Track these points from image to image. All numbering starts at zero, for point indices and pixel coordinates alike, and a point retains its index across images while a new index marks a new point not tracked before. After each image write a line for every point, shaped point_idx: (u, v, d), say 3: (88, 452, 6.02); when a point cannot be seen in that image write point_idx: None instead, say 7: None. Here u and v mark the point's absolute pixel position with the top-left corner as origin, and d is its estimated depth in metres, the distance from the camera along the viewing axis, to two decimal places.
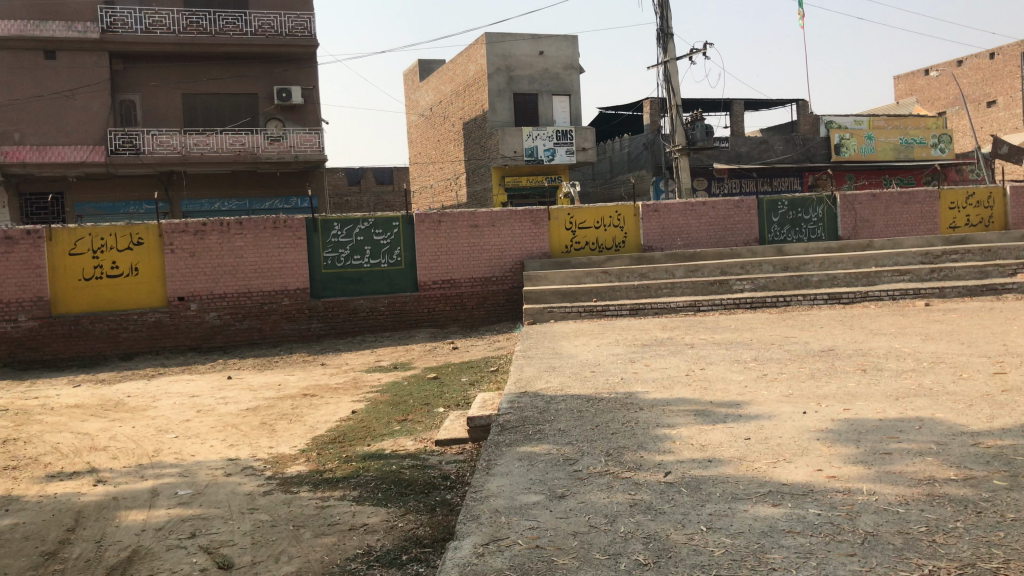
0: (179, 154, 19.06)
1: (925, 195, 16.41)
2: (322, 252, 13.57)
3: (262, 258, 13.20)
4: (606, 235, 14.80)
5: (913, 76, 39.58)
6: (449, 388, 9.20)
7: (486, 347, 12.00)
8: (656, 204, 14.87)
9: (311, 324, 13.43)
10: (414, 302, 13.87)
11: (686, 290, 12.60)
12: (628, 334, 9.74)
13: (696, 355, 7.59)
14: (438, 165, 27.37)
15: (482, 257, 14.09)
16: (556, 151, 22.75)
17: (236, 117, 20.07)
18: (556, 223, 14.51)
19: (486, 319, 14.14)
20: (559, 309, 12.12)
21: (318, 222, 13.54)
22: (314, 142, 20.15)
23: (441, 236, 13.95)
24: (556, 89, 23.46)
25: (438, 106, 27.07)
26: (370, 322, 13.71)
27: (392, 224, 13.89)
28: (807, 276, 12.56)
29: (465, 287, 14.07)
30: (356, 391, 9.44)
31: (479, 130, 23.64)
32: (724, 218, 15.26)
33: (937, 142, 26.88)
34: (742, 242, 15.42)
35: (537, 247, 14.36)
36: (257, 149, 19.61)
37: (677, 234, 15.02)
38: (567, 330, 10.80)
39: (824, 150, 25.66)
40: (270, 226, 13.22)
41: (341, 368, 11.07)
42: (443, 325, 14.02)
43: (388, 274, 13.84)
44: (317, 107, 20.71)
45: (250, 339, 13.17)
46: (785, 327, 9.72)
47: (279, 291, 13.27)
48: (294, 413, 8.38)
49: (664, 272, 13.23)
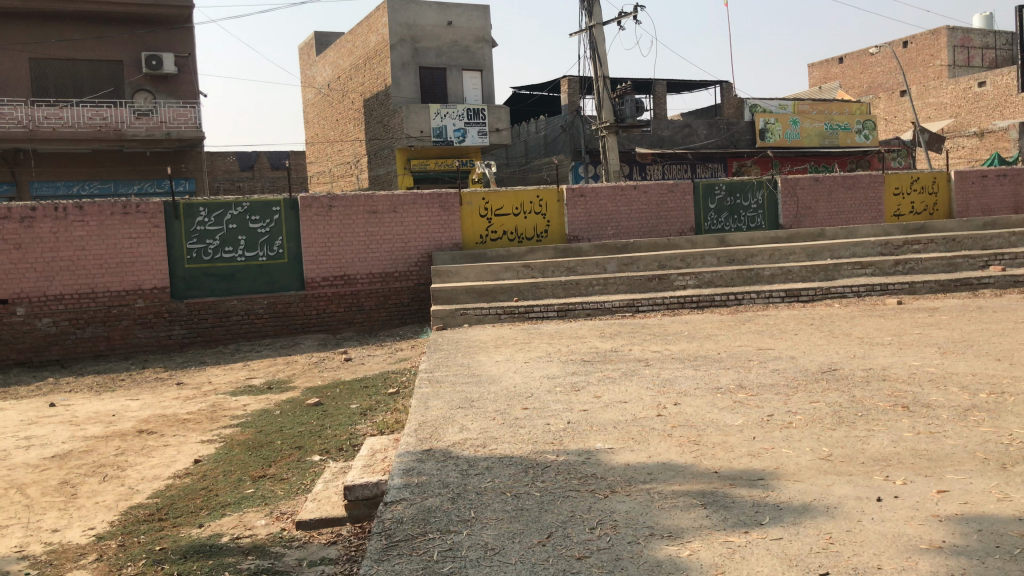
0: (25, 129, 16.27)
1: (869, 180, 15.06)
2: (186, 243, 11.24)
3: (109, 250, 10.79)
4: (526, 223, 12.88)
5: (827, 64, 38.95)
6: (333, 418, 7.10)
7: (386, 359, 9.93)
8: (582, 188, 13.02)
9: (172, 331, 11.09)
10: (300, 303, 11.66)
11: (622, 287, 10.80)
12: (560, 345, 7.82)
13: (660, 380, 5.70)
14: (338, 147, 24.97)
15: (381, 248, 11.99)
16: (467, 131, 20.68)
17: (97, 87, 17.36)
18: (468, 209, 12.50)
19: (386, 323, 12.05)
20: (474, 310, 10.15)
21: (180, 205, 11.19)
22: (190, 117, 17.61)
23: (332, 225, 11.77)
24: (465, 64, 21.45)
25: (336, 82, 24.65)
26: (246, 327, 11.45)
27: (272, 209, 11.64)
28: (759, 268, 10.92)
29: (362, 284, 11.93)
30: (211, 425, 7.24)
31: (382, 108, 21.39)
32: (657, 204, 13.54)
33: (861, 128, 25.92)
34: (677, 232, 13.74)
35: (446, 237, 12.34)
36: (122, 124, 16.94)
37: (606, 222, 13.20)
38: (484, 338, 8.82)
39: (748, 135, 24.39)
40: (118, 211, 10.82)
41: (202, 391, 8.84)
42: (336, 329, 11.85)
43: (269, 269, 11.61)
44: (193, 77, 18.19)
45: (94, 351, 10.72)
46: (752, 333, 7.99)
47: (131, 291, 10.89)
48: (115, 461, 6.15)
49: (594, 265, 11.39)
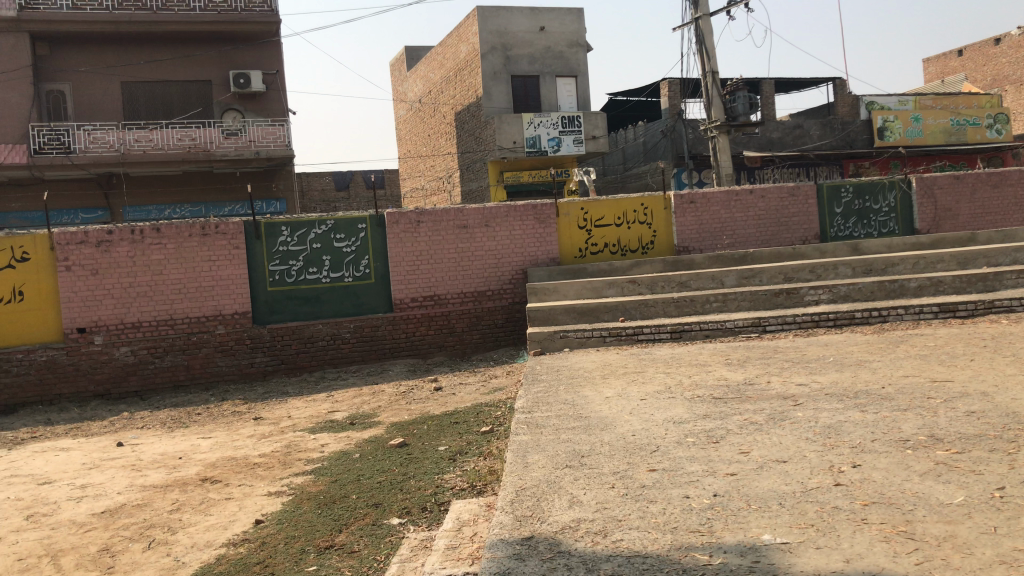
0: (117, 152, 16.02)
1: (1019, 176, 13.31)
2: (267, 264, 10.54)
3: (188, 274, 10.18)
4: (630, 233, 11.73)
5: (945, 58, 36.30)
6: (419, 464, 6.13)
7: (480, 388, 8.96)
8: (692, 194, 11.81)
9: (254, 358, 10.39)
10: (388, 326, 10.82)
11: (744, 303, 9.56)
12: (682, 376, 6.68)
13: (820, 429, 4.51)
14: (430, 163, 24.34)
15: (474, 266, 11.06)
16: (562, 140, 19.67)
17: (186, 108, 17.10)
18: (567, 220, 11.47)
19: (480, 346, 11.11)
20: (576, 332, 9.09)
21: (261, 224, 10.51)
22: (279, 135, 17.16)
23: (421, 241, 10.91)
24: (560, 70, 20.46)
25: (427, 96, 24.04)
26: (331, 353, 10.67)
27: (358, 226, 10.85)
28: (904, 279, 9.52)
29: (454, 305, 11.03)
30: (282, 471, 6.38)
31: (473, 120, 20.60)
32: (776, 210, 12.21)
33: (994, 122, 23.53)
34: (800, 240, 12.37)
35: (544, 253, 11.33)
36: (211, 145, 16.55)
37: (720, 231, 11.95)
38: (591, 366, 7.74)
39: (866, 134, 22.62)
40: (197, 233, 10.20)
41: (280, 428, 8.03)
42: (427, 354, 10.96)
43: (354, 291, 10.82)
44: (282, 94, 17.76)
45: (174, 381, 10.10)
46: (914, 359, 6.66)
47: (211, 317, 10.24)
48: (167, 521, 5.31)
49: (710, 280, 10.18)
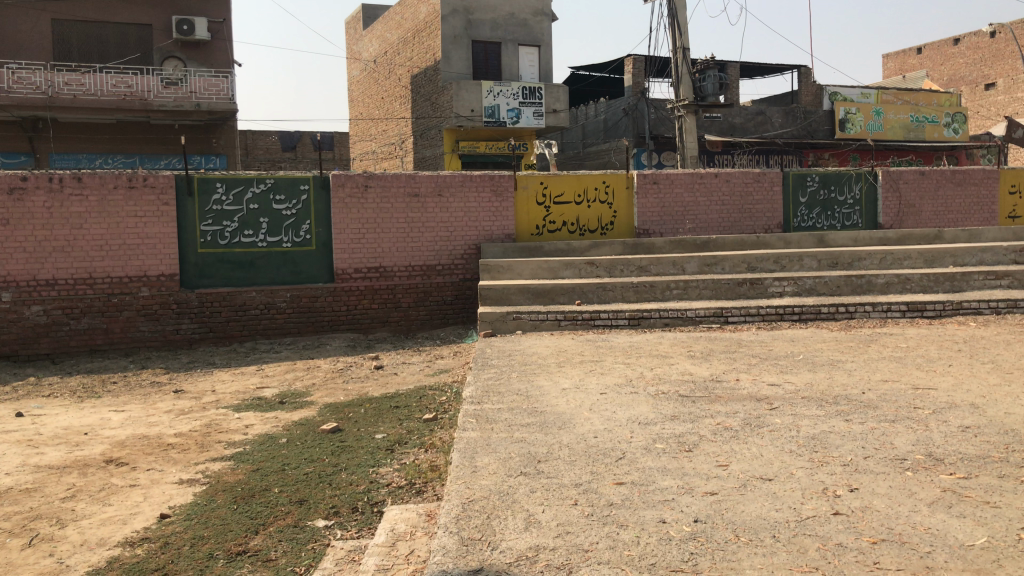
0: (44, 95, 14.92)
1: (983, 176, 13.09)
2: (199, 224, 9.77)
3: (111, 230, 9.37)
4: (589, 212, 11.21)
5: (904, 55, 36.37)
6: (352, 453, 5.55)
7: (423, 368, 8.37)
8: (655, 174, 11.31)
9: (180, 324, 9.66)
10: (328, 297, 10.16)
11: (705, 292, 9.13)
12: (644, 369, 6.17)
13: (805, 441, 4.02)
14: (383, 128, 23.48)
15: (423, 237, 10.43)
16: (522, 112, 19.00)
17: (124, 53, 16.04)
18: (525, 195, 10.88)
19: (426, 323, 10.53)
20: (530, 314, 8.54)
21: (195, 180, 9.72)
22: (223, 87, 16.19)
23: (368, 208, 10.22)
24: (523, 39, 19.80)
25: (383, 58, 23.15)
26: (265, 323, 9.98)
27: (300, 187, 10.12)
28: (871, 275, 9.16)
29: (400, 278, 10.39)
30: (198, 455, 5.72)
31: (430, 85, 19.81)
32: (741, 195, 11.78)
33: (951, 121, 23.61)
34: (763, 228, 11.98)
35: (498, 228, 10.74)
36: (148, 93, 15.53)
37: (682, 215, 11.48)
38: (544, 352, 7.20)
39: (827, 126, 22.42)
40: (123, 185, 9.37)
41: (201, 403, 7.33)
42: (369, 329, 10.33)
43: (293, 257, 10.12)
44: (227, 44, 16.79)
45: (90, 345, 9.34)
46: (890, 361, 6.25)
47: (135, 277, 9.45)
48: (57, 511, 4.62)
49: (671, 265, 9.71)
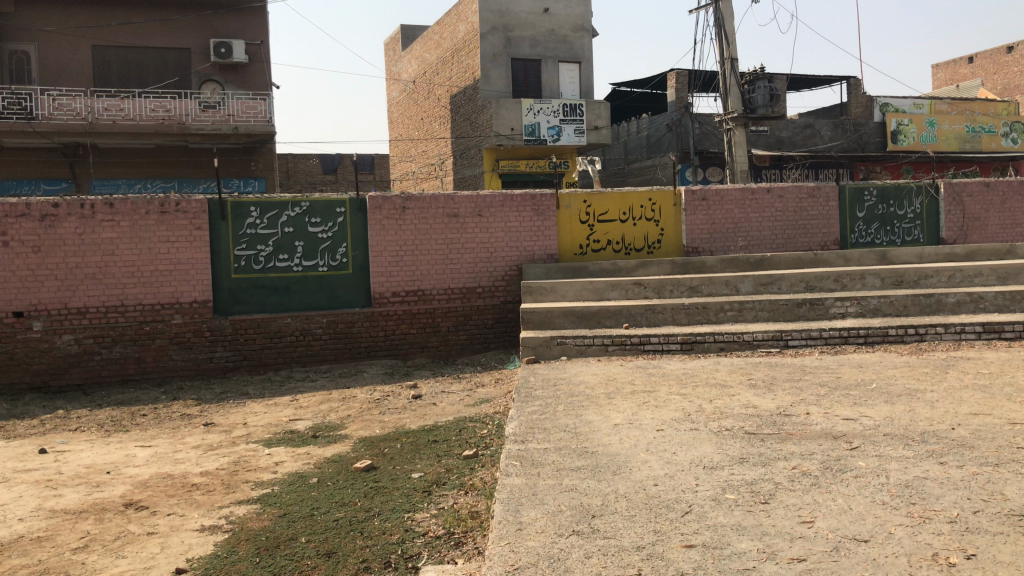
0: (84, 121, 14.88)
1: None
2: (233, 248, 9.50)
3: (143, 256, 9.11)
4: (635, 231, 10.73)
5: (955, 65, 35.34)
6: (387, 496, 5.12)
7: (464, 398, 7.94)
8: (704, 190, 10.81)
9: (214, 352, 9.36)
10: (365, 323, 9.80)
11: (761, 313, 8.59)
12: (702, 401, 5.66)
13: (899, 491, 3.49)
14: (422, 148, 23.25)
15: (463, 259, 10.04)
16: (563, 130, 18.63)
17: (162, 77, 15.99)
18: (567, 214, 10.45)
19: (466, 348, 10.11)
20: (576, 339, 8.08)
21: (228, 203, 9.45)
22: (260, 110, 16.04)
23: (406, 230, 9.87)
24: (563, 55, 19.44)
25: (422, 78, 22.96)
26: (300, 350, 9.64)
27: (336, 210, 9.79)
28: (941, 294, 8.56)
29: (439, 301, 10.00)
30: (223, 497, 5.33)
31: (469, 104, 19.52)
32: (794, 211, 11.22)
33: (1009, 131, 22.71)
34: (818, 245, 11.40)
35: (540, 248, 10.30)
36: (186, 117, 15.43)
37: (733, 233, 10.95)
38: (592, 381, 6.73)
39: (878, 138, 21.68)
40: (155, 210, 9.13)
41: (231, 438, 6.98)
42: (407, 355, 9.95)
43: (329, 282, 9.78)
44: (265, 67, 16.67)
45: (122, 375, 9.07)
46: (976, 390, 5.67)
47: (167, 305, 9.18)
48: (67, 564, 4.26)
49: (723, 285, 9.18)
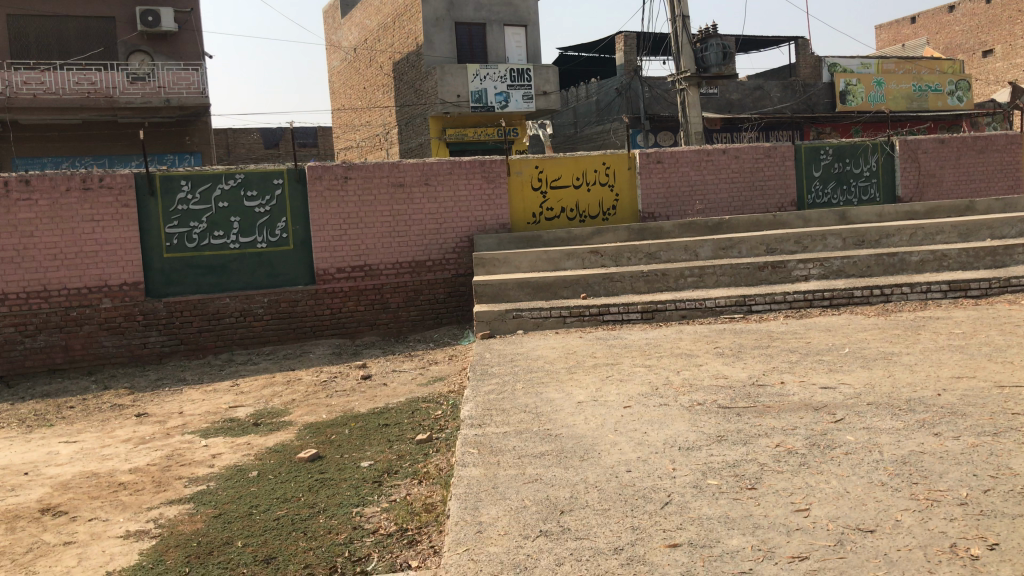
0: (1, 96, 14.01)
1: (1006, 141, 12.26)
2: (164, 226, 8.88)
3: (65, 237, 8.47)
4: (589, 196, 10.35)
5: (897, 26, 35.46)
6: (334, 489, 4.69)
7: (415, 377, 7.51)
8: (658, 152, 10.43)
9: (148, 338, 8.78)
10: (309, 301, 9.29)
11: (723, 278, 8.30)
12: (669, 373, 5.32)
13: (897, 468, 3.17)
14: (366, 119, 22.55)
15: (411, 231, 9.57)
16: (511, 96, 18.18)
17: (86, 48, 15.10)
18: (519, 180, 10.02)
19: (417, 324, 9.67)
20: (531, 311, 7.69)
21: (156, 178, 8.83)
22: (193, 81, 15.25)
23: (349, 201, 9.35)
24: (508, 19, 18.92)
25: (364, 45, 22.20)
26: (242, 332, 9.10)
27: (273, 182, 9.23)
28: (904, 253, 8.34)
29: (387, 276, 9.52)
30: (152, 497, 4.84)
31: (413, 70, 18.89)
32: (751, 172, 10.93)
33: (955, 89, 22.77)
34: (776, 207, 11.14)
35: (491, 217, 9.88)
36: (113, 90, 14.61)
37: (690, 196, 10.62)
38: (550, 355, 6.35)
39: (827, 98, 21.57)
40: (76, 187, 8.47)
41: (165, 429, 6.46)
42: (355, 334, 9.47)
43: (269, 259, 9.24)
44: (196, 36, 15.85)
45: (49, 364, 8.45)
46: (954, 352, 5.41)
47: (95, 289, 8.56)
48: None
49: (682, 250, 8.85)
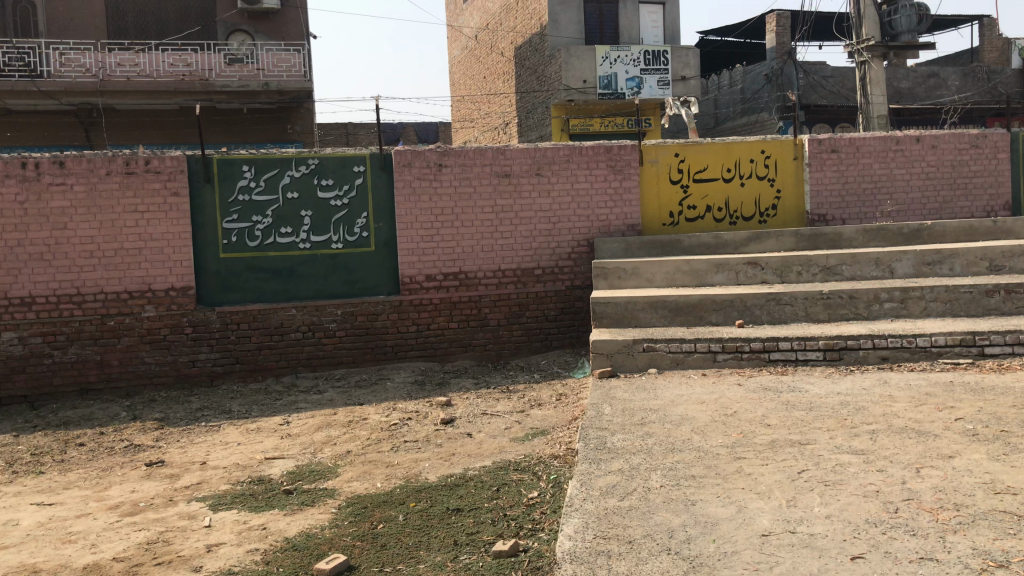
0: (95, 78, 13.05)
1: None
2: (221, 220, 7.37)
3: (103, 231, 7.06)
4: (743, 193, 8.24)
5: None
6: None
7: (511, 427, 5.62)
8: (834, 138, 8.22)
9: (197, 354, 7.28)
10: (391, 316, 7.60)
11: (935, 306, 6.06)
12: (907, 477, 3.22)
13: None
14: (486, 110, 20.93)
15: (518, 232, 7.75)
16: (644, 81, 16.19)
17: (183, 28, 14.08)
18: (654, 171, 8.03)
19: (522, 347, 7.84)
20: (668, 343, 5.69)
21: (214, 162, 7.32)
22: (293, 62, 13.86)
23: (443, 194, 7.60)
24: None
25: (485, 31, 20.56)
26: (309, 351, 7.49)
27: (353, 168, 7.58)
28: None
29: (486, 287, 7.73)
30: None
31: (535, 54, 17.10)
32: (953, 165, 8.51)
33: None
34: (985, 211, 8.67)
35: (618, 217, 7.94)
36: (208, 72, 13.44)
37: (873, 195, 8.35)
38: (700, 418, 4.33)
39: (1018, 87, 18.44)
40: (117, 171, 7.05)
41: (171, 489, 4.80)
42: (445, 358, 7.72)
43: (346, 262, 7.60)
44: (300, 14, 14.56)
45: (81, 383, 7.07)
46: None
47: (137, 294, 7.13)
48: None
49: (872, 265, 6.64)
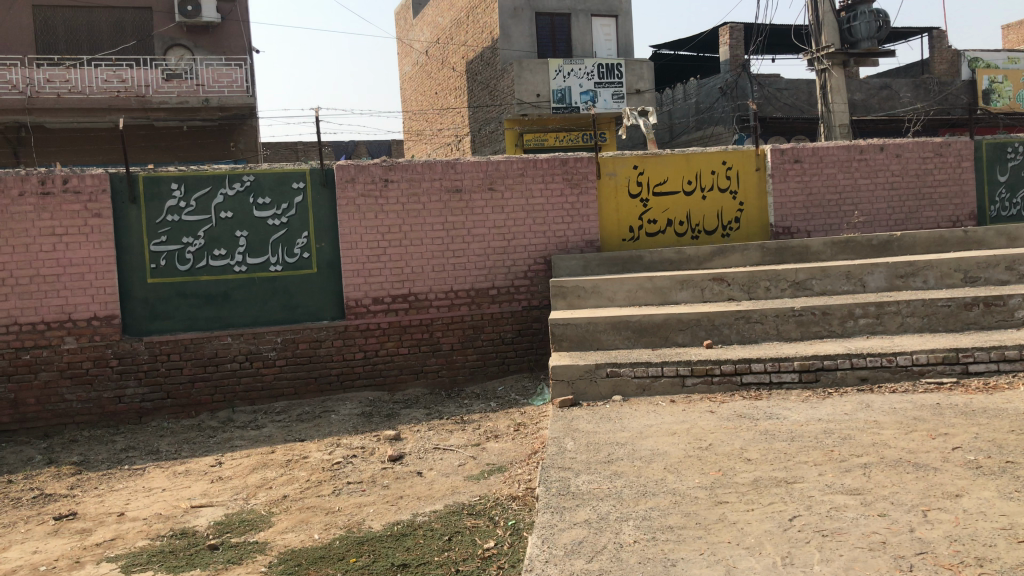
0: (22, 95, 12.36)
1: None
2: (148, 243, 6.81)
3: (17, 257, 6.45)
4: (705, 206, 7.90)
5: None
6: None
7: (465, 463, 5.16)
8: (797, 148, 7.92)
9: (124, 389, 6.69)
10: (336, 342, 7.09)
11: (911, 321, 5.74)
12: (913, 523, 2.82)
13: None
14: (438, 127, 20.50)
15: (470, 250, 7.30)
16: (598, 94, 15.88)
17: (118, 43, 13.45)
18: (613, 184, 7.65)
19: (477, 373, 7.38)
20: (634, 367, 5.27)
21: (140, 180, 6.77)
22: (235, 77, 13.29)
23: (390, 211, 7.12)
24: (596, 8, 16.67)
25: (436, 46, 20.17)
26: (247, 382, 6.95)
27: (292, 185, 7.08)
28: None
29: (437, 310, 7.27)
30: None
31: (487, 68, 16.74)
32: (918, 175, 8.26)
33: None
34: (950, 222, 8.43)
35: (575, 233, 7.54)
36: (145, 88, 12.82)
37: (838, 206, 8.07)
38: (673, 454, 3.90)
39: (968, 98, 18.54)
40: (32, 191, 6.45)
41: (79, 548, 4.24)
42: (394, 386, 7.22)
43: (286, 286, 7.08)
44: (242, 27, 14.05)
45: None
46: None
47: (56, 325, 6.53)
48: None
49: (843, 278, 6.31)
